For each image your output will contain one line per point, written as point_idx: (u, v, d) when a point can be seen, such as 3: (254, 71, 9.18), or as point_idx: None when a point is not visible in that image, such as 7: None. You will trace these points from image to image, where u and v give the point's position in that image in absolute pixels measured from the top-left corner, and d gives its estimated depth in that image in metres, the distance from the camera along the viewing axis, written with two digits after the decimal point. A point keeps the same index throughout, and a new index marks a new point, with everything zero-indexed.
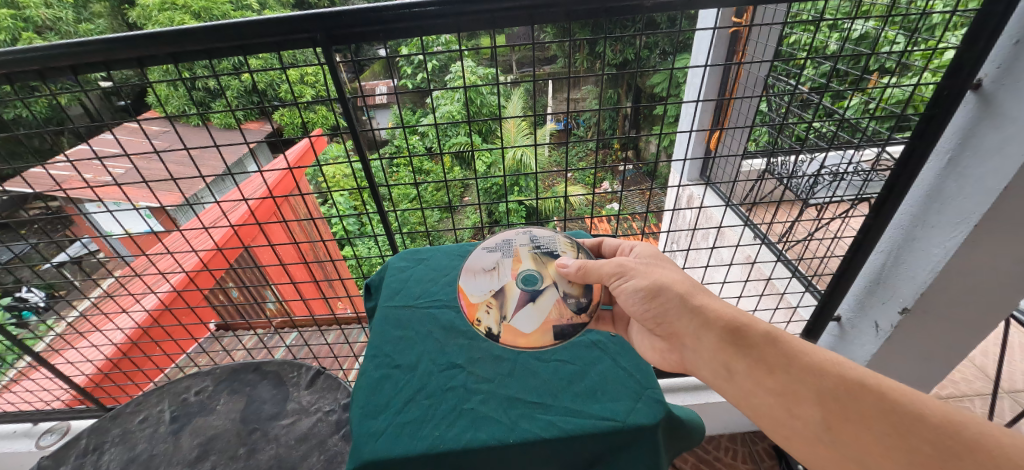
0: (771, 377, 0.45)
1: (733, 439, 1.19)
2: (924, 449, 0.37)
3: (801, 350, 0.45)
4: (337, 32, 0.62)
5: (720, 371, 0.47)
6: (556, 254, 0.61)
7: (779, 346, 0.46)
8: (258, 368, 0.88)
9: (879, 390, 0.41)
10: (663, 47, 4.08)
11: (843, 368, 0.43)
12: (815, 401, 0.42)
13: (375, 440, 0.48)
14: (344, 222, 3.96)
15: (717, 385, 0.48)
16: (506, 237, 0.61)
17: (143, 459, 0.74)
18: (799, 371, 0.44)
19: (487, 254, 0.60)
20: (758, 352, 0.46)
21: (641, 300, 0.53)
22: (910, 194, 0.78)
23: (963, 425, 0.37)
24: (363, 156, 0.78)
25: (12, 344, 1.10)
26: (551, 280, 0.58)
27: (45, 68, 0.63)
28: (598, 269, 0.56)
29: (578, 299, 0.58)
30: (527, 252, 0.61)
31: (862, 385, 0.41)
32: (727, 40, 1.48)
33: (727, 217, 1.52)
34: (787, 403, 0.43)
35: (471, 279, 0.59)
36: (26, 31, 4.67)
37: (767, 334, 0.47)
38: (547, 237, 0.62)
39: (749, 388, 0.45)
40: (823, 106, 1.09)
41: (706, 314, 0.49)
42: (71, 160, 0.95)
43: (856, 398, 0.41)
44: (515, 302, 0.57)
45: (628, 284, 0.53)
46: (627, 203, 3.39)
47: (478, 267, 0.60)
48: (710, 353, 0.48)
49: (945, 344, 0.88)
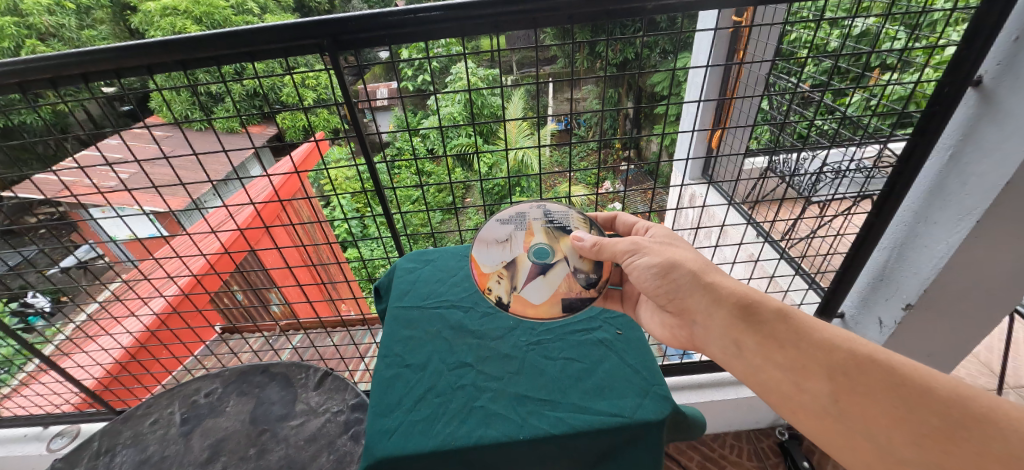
0: (782, 352, 0.45)
1: (738, 437, 1.19)
2: (932, 421, 0.38)
3: (813, 326, 0.46)
4: (343, 38, 0.63)
5: (730, 347, 0.48)
6: (568, 229, 0.60)
7: (790, 321, 0.47)
8: (267, 369, 0.89)
9: (889, 364, 0.41)
10: (663, 46, 4.10)
11: (854, 343, 0.43)
12: (824, 375, 0.43)
13: (387, 438, 0.49)
14: (347, 224, 3.99)
15: (726, 359, 0.49)
16: (522, 210, 0.60)
17: (155, 460, 0.75)
18: (809, 346, 0.44)
19: (500, 226, 0.60)
20: (769, 327, 0.46)
21: (653, 277, 0.54)
22: (912, 190, 0.79)
23: (974, 399, 0.38)
24: (369, 158, 0.79)
25: (20, 347, 1.11)
26: (562, 254, 0.60)
27: (58, 76, 0.64)
28: (611, 245, 0.57)
29: (587, 274, 0.60)
30: (540, 226, 0.60)
31: (871, 360, 0.42)
32: (727, 39, 1.49)
33: (729, 215, 1.53)
34: (795, 377, 0.44)
35: (483, 249, 0.60)
36: (30, 38, 4.73)
37: (779, 310, 0.47)
38: (561, 211, 0.61)
39: (758, 363, 0.46)
40: (825, 104, 1.09)
41: (718, 292, 0.50)
42: (77, 165, 0.96)
43: (866, 372, 0.41)
44: (526, 274, 0.59)
45: (641, 261, 0.54)
46: (629, 203, 3.40)
47: (491, 238, 0.60)
48: (721, 329, 0.49)
49: (947, 339, 0.89)
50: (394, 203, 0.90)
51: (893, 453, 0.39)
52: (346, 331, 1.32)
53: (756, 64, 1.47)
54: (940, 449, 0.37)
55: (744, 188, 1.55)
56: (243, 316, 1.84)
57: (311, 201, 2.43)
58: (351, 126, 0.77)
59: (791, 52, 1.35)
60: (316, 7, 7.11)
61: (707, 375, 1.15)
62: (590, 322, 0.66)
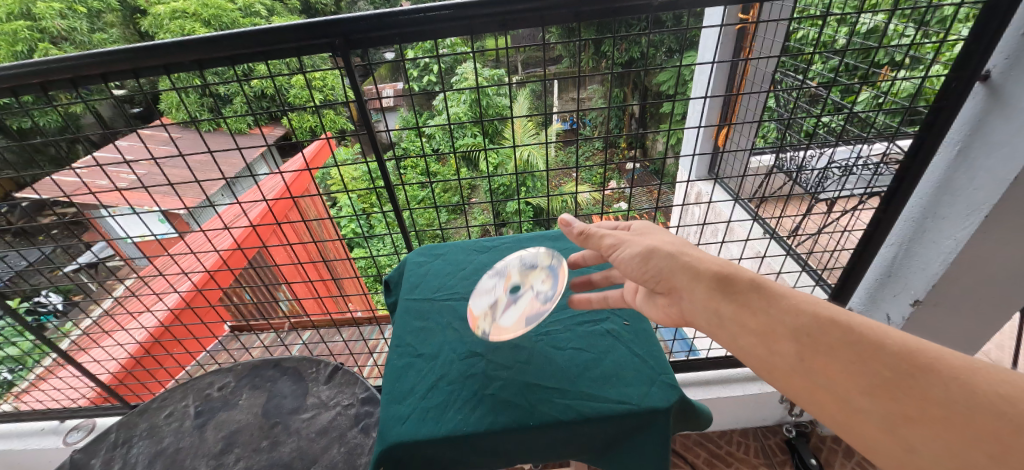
0: (752, 317, 0.39)
1: (745, 434, 1.19)
2: (884, 374, 0.32)
3: (783, 293, 0.40)
4: (354, 37, 0.64)
5: (703, 317, 0.43)
6: (538, 264, 0.65)
7: (764, 292, 0.41)
8: (278, 364, 0.91)
9: (848, 324, 0.35)
10: (669, 45, 4.08)
11: (818, 307, 0.38)
12: (789, 337, 0.37)
13: (401, 424, 0.50)
14: (354, 224, 4.03)
15: (701, 328, 0.43)
16: (501, 263, 0.69)
17: (170, 452, 0.77)
18: (775, 312, 0.39)
19: (489, 279, 0.68)
20: (743, 296, 0.41)
21: (640, 261, 0.48)
22: (920, 186, 0.78)
23: (925, 351, 0.32)
24: (379, 156, 0.80)
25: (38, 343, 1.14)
26: (529, 285, 0.63)
27: (79, 76, 0.66)
28: (596, 244, 0.54)
29: (545, 292, 0.61)
30: (516, 270, 0.66)
31: (832, 321, 0.36)
32: (734, 37, 1.48)
33: (735, 213, 1.53)
34: (762, 341, 0.38)
35: (474, 301, 0.66)
36: (43, 42, 4.82)
37: (751, 280, 0.42)
38: (531, 254, 0.68)
39: (731, 331, 0.40)
40: (831, 101, 1.09)
41: (693, 266, 0.45)
42: (89, 166, 0.98)
43: (826, 332, 0.36)
44: (506, 310, 0.62)
45: (627, 251, 0.50)
46: (635, 202, 3.40)
47: (482, 289, 0.67)
48: (698, 302, 0.43)
49: (955, 336, 0.89)
50: (403, 200, 0.92)
51: (852, 405, 0.33)
52: (354, 327, 1.33)
53: (762, 62, 1.47)
54: (891, 400, 0.32)
55: (751, 185, 1.55)
56: (252, 313, 1.86)
57: (318, 199, 2.45)
58: (360, 124, 0.78)
59: (798, 49, 1.34)
60: (321, 9, 7.14)
61: (713, 372, 1.16)
62: (597, 313, 0.65)
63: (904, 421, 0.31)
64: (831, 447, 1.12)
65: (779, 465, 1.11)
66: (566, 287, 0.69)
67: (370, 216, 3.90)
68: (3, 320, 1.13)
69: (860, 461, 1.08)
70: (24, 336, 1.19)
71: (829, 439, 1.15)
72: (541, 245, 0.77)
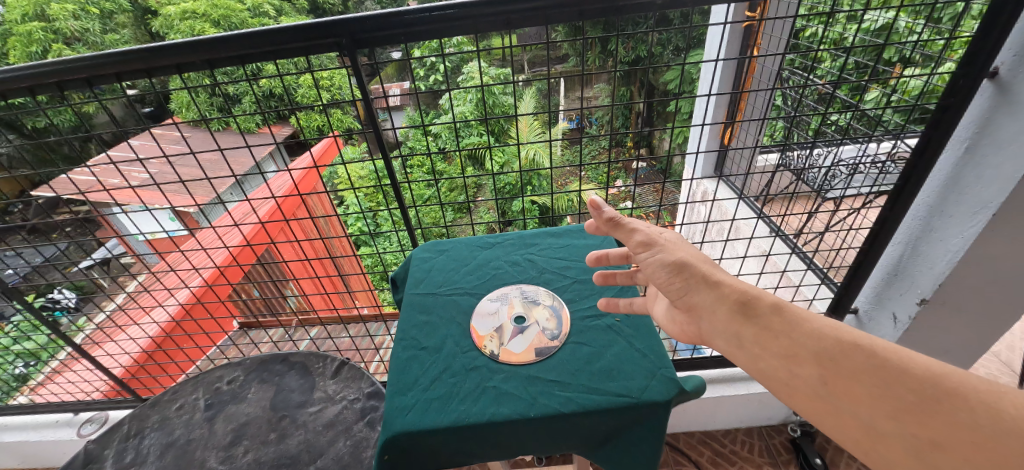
0: (775, 341, 0.39)
1: (749, 433, 1.19)
2: (908, 398, 0.32)
3: (803, 316, 0.40)
4: (361, 37, 0.65)
5: (726, 339, 0.42)
6: (540, 301, 0.66)
7: (786, 315, 0.40)
8: (286, 359, 0.92)
9: (868, 348, 0.36)
10: (676, 42, 4.05)
11: (839, 331, 0.38)
12: (813, 360, 0.37)
13: (405, 414, 0.51)
14: (361, 222, 4.06)
15: (720, 348, 0.42)
16: (503, 290, 0.68)
17: (181, 443, 0.78)
18: (798, 335, 0.39)
19: (489, 302, 0.66)
20: (763, 320, 0.41)
21: (667, 276, 0.46)
22: (928, 184, 0.78)
23: (947, 375, 0.32)
24: (386, 155, 0.81)
25: (54, 337, 1.16)
26: (535, 318, 0.63)
27: (93, 76, 0.67)
28: (624, 238, 0.52)
29: (551, 329, 0.61)
30: (518, 302, 0.66)
31: (853, 345, 0.36)
32: (740, 34, 1.47)
33: (740, 211, 1.52)
34: (785, 364, 0.38)
35: (476, 320, 0.63)
36: (57, 43, 4.91)
37: (772, 303, 0.41)
38: (534, 289, 0.68)
39: (753, 354, 0.40)
40: (838, 98, 1.08)
41: (716, 285, 0.44)
42: (103, 164, 1.00)
43: (849, 356, 0.36)
44: (509, 333, 0.61)
45: (655, 257, 0.47)
46: (639, 200, 3.41)
47: (482, 310, 0.65)
48: (719, 323, 0.42)
49: (962, 336, 0.88)
50: (408, 197, 0.93)
51: (875, 430, 0.33)
52: (360, 323, 1.35)
53: (770, 58, 1.46)
54: (915, 423, 0.32)
55: (756, 184, 1.54)
56: (260, 308, 1.89)
57: (325, 197, 2.47)
58: (367, 122, 0.79)
59: (806, 47, 1.33)
60: (328, 9, 7.19)
61: (717, 371, 1.16)
62: (598, 307, 0.64)
63: (929, 447, 0.31)
64: (837, 446, 1.12)
65: (784, 465, 1.11)
66: (568, 282, 0.69)
67: (376, 214, 3.94)
68: (19, 315, 1.15)
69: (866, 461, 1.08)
70: (40, 330, 1.22)
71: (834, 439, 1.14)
72: (544, 241, 0.78)
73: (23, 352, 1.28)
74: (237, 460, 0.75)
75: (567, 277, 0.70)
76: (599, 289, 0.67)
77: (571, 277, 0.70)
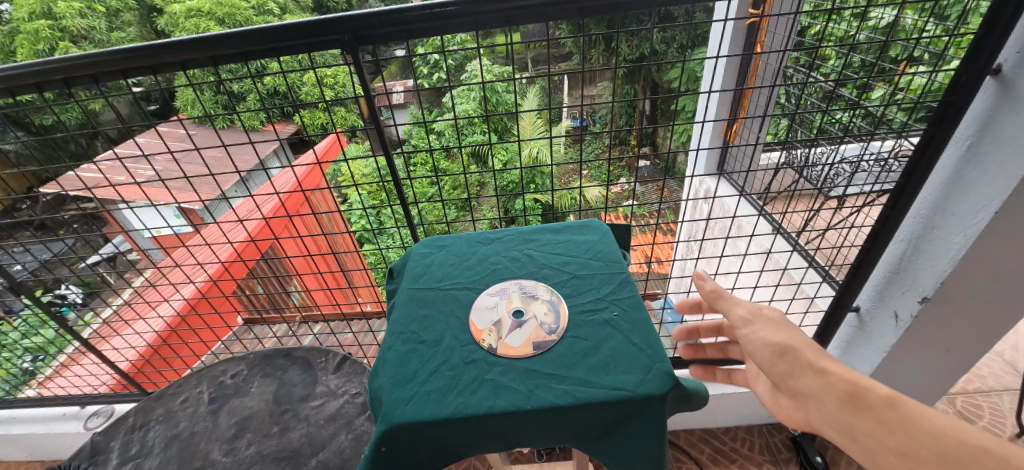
0: (894, 438, 0.38)
1: (749, 431, 1.19)
2: None
3: (922, 413, 0.39)
4: (363, 34, 0.66)
5: (839, 430, 0.41)
6: (539, 296, 0.66)
7: (902, 410, 0.39)
8: (289, 353, 0.93)
9: (996, 452, 0.34)
10: (680, 40, 4.03)
11: (965, 433, 0.36)
12: (934, 462, 0.36)
13: (403, 406, 0.52)
14: (365, 219, 4.08)
15: (830, 438, 0.41)
16: (502, 285, 0.69)
17: (185, 436, 0.79)
18: (919, 433, 0.37)
19: (489, 297, 0.67)
20: (879, 413, 0.39)
21: (770, 357, 0.46)
22: (931, 181, 0.77)
23: None
24: (388, 152, 0.82)
25: (61, 331, 1.18)
26: (533, 312, 0.63)
27: (99, 73, 0.68)
28: (727, 312, 0.53)
29: (549, 324, 0.61)
30: (517, 297, 0.67)
31: (980, 448, 0.35)
32: (744, 31, 1.47)
33: (742, 208, 1.52)
34: (906, 463, 0.37)
35: (474, 314, 0.64)
36: (64, 41, 4.95)
37: (886, 396, 0.40)
38: (533, 284, 0.69)
39: (867, 448, 0.39)
40: (841, 96, 1.08)
41: (823, 372, 0.43)
42: (109, 160, 1.01)
43: (979, 462, 0.34)
44: (507, 327, 0.61)
45: (757, 337, 0.48)
46: (642, 199, 3.40)
47: (481, 305, 0.66)
48: (829, 412, 0.41)
49: (963, 335, 0.88)
50: (410, 194, 0.93)
51: None
52: (363, 319, 1.36)
53: (773, 55, 1.45)
54: None
55: (759, 181, 1.53)
56: (264, 304, 1.91)
57: (328, 194, 2.48)
58: (369, 119, 0.79)
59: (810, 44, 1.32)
60: (332, 7, 7.21)
61: None
62: (596, 302, 0.64)
63: None
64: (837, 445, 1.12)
65: (784, 463, 1.11)
66: (567, 277, 0.69)
67: (379, 211, 3.96)
68: (26, 309, 1.17)
69: None
70: (48, 325, 1.24)
71: None
72: (544, 237, 0.78)
73: (31, 347, 1.29)
74: (240, 452, 0.76)
75: (566, 273, 0.70)
76: (598, 284, 0.67)
77: (569, 273, 0.70)
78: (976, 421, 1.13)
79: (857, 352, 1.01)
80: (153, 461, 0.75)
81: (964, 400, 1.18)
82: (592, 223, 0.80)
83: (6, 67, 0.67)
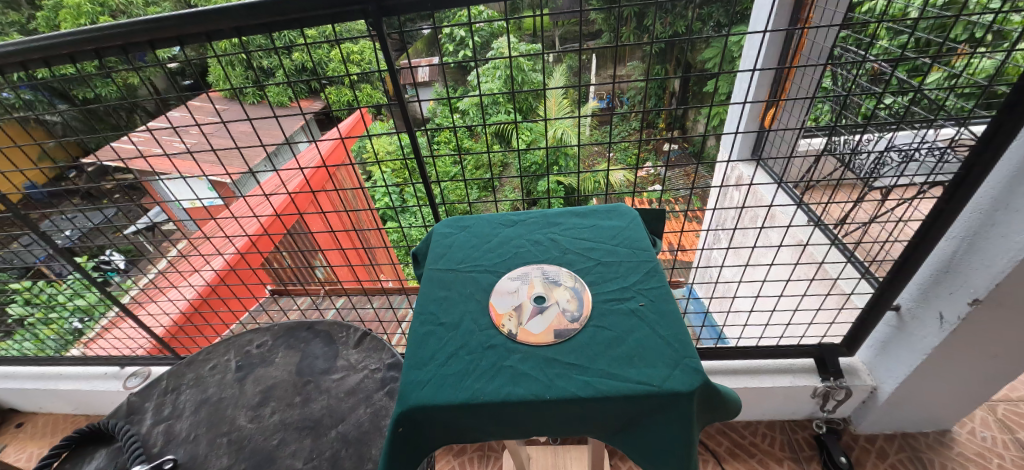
0: None
1: (770, 426, 1.16)
2: None
3: None
4: (388, 5, 0.64)
5: None
6: (558, 283, 0.65)
7: None
8: (312, 327, 0.96)
9: None
10: (718, 18, 3.81)
11: None
12: None
13: (420, 388, 0.52)
14: (388, 197, 4.14)
15: None
16: (522, 269, 0.67)
17: (214, 400, 0.82)
18: None
19: (510, 281, 0.66)
20: None
21: None
22: (996, 175, 0.70)
23: None
24: (410, 131, 0.80)
25: (105, 297, 1.24)
26: (554, 298, 0.62)
27: (127, 43, 0.68)
28: None
29: (572, 311, 0.60)
30: (539, 283, 0.65)
31: None
32: (790, 6, 1.36)
33: (777, 198, 1.45)
34: None
35: (496, 298, 0.63)
36: (104, 14, 5.11)
37: None
38: (554, 270, 0.67)
39: None
40: (897, 78, 0.98)
41: None
42: (146, 132, 1.02)
43: None
44: (528, 312, 0.60)
45: None
46: (669, 185, 3.34)
47: (502, 289, 0.64)
48: None
49: (1012, 343, 0.82)
50: (432, 173, 0.91)
51: None
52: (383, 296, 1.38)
53: (822, 34, 1.34)
54: None
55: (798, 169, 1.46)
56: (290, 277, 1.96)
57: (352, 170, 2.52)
58: (393, 96, 0.77)
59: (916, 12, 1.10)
60: None
61: (742, 362, 1.13)
62: (622, 291, 0.62)
63: None
64: (864, 446, 1.08)
65: (805, 461, 1.08)
66: (591, 264, 0.67)
67: (403, 189, 4.00)
68: (73, 274, 1.22)
69: (894, 463, 1.04)
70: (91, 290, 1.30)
71: (862, 438, 1.10)
72: (568, 221, 0.76)
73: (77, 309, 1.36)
74: (264, 420, 0.78)
75: (591, 259, 0.68)
76: (622, 272, 0.65)
77: (594, 259, 0.68)
78: (1019, 431, 1.06)
79: (893, 352, 0.96)
80: (184, 423, 0.78)
81: (1007, 408, 1.11)
82: (620, 209, 0.76)
83: (42, 36, 0.68)
